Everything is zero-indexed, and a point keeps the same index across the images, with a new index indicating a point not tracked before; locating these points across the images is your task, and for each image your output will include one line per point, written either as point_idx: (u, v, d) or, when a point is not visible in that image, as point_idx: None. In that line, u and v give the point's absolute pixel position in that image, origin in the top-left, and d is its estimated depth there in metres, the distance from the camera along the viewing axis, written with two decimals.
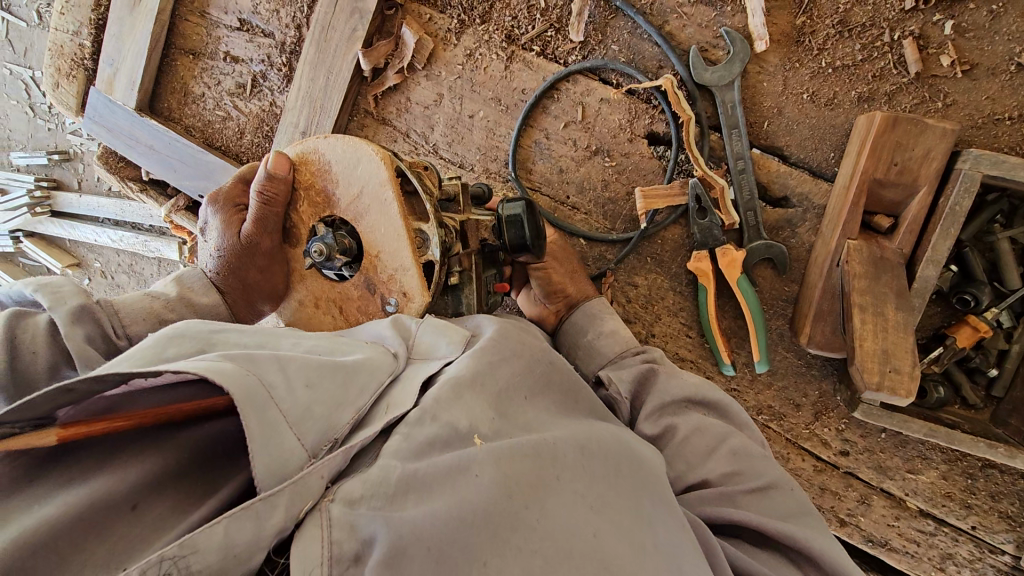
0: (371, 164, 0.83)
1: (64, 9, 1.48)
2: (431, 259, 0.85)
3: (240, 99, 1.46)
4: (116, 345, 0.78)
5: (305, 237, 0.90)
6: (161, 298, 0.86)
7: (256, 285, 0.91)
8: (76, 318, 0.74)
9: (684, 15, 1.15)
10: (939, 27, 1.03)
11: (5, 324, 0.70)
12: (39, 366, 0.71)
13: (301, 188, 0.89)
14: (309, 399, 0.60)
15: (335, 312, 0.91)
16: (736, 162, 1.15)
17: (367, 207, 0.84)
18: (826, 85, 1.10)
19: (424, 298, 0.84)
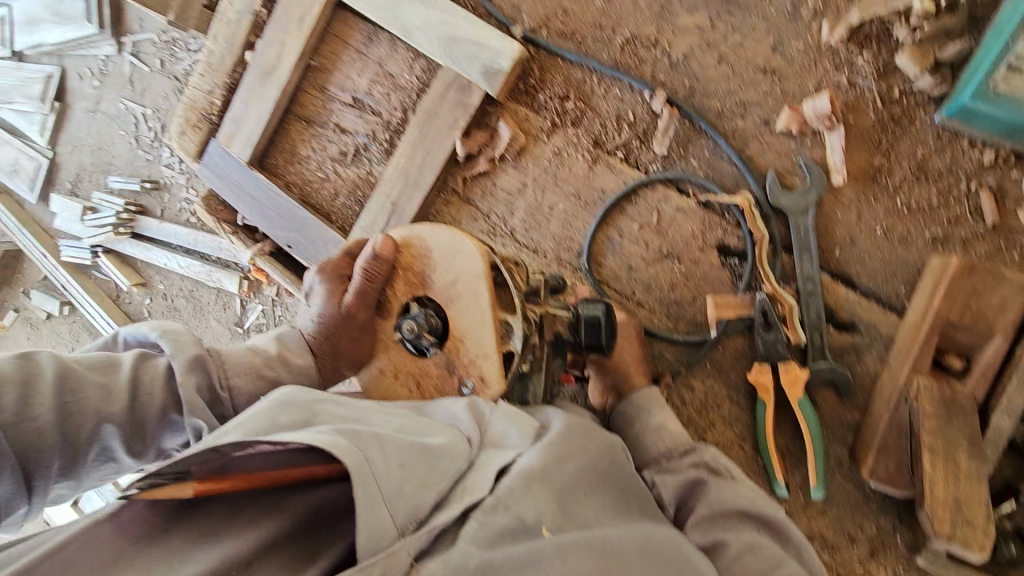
0: (470, 257, 0.91)
1: (204, 70, 1.68)
2: (512, 349, 0.92)
3: (340, 165, 1.60)
4: (218, 395, 0.84)
5: (396, 312, 0.97)
6: (263, 354, 0.92)
7: (346, 352, 0.96)
8: (190, 367, 0.81)
9: (764, 143, 1.23)
10: (1017, 184, 1.08)
11: (132, 372, 0.78)
12: (153, 407, 0.78)
13: (400, 269, 0.96)
14: (402, 479, 0.65)
15: (411, 386, 0.95)
16: (805, 283, 1.18)
17: (460, 294, 0.91)
18: (900, 223, 1.15)
19: (500, 385, 0.89)
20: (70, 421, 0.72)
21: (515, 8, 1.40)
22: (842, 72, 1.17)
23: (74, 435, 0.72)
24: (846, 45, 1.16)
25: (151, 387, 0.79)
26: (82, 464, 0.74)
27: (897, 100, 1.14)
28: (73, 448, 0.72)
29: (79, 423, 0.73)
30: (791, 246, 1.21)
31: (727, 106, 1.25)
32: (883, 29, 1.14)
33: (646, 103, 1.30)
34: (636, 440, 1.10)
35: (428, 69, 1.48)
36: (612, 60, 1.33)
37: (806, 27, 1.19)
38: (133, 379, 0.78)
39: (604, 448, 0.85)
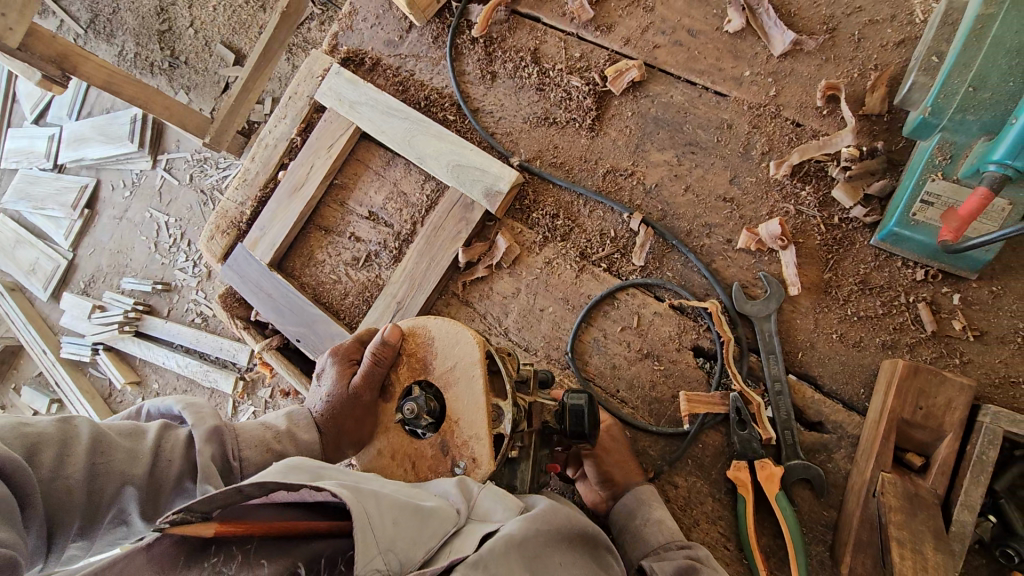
0: (467, 345, 1.02)
1: (239, 185, 1.91)
2: (502, 431, 1.00)
3: (352, 268, 1.77)
4: (229, 465, 0.96)
5: (398, 395, 1.06)
6: (273, 428, 1.05)
7: (348, 430, 1.06)
8: (208, 436, 0.94)
9: (728, 258, 1.41)
10: (948, 298, 1.25)
11: (156, 437, 0.91)
12: (169, 473, 0.89)
13: (405, 355, 1.07)
14: (394, 532, 0.74)
15: (408, 466, 1.02)
16: (774, 383, 1.30)
17: (457, 379, 1.02)
18: (852, 329, 1.29)
19: (490, 466, 0.97)
20: (98, 481, 0.83)
21: (514, 143, 1.66)
22: (789, 202, 1.38)
23: (97, 496, 0.83)
24: (791, 180, 1.38)
25: (171, 454, 0.90)
26: (97, 524, 0.85)
27: (838, 225, 1.34)
28: (94, 508, 0.83)
29: (104, 484, 0.84)
30: (757, 348, 1.35)
31: (694, 227, 1.45)
32: (819, 169, 1.37)
33: (625, 222, 1.51)
34: (637, 533, 1.17)
35: (437, 189, 1.70)
36: (596, 186, 1.56)
37: (757, 165, 1.42)
38: (156, 446, 0.90)
39: (581, 524, 0.92)
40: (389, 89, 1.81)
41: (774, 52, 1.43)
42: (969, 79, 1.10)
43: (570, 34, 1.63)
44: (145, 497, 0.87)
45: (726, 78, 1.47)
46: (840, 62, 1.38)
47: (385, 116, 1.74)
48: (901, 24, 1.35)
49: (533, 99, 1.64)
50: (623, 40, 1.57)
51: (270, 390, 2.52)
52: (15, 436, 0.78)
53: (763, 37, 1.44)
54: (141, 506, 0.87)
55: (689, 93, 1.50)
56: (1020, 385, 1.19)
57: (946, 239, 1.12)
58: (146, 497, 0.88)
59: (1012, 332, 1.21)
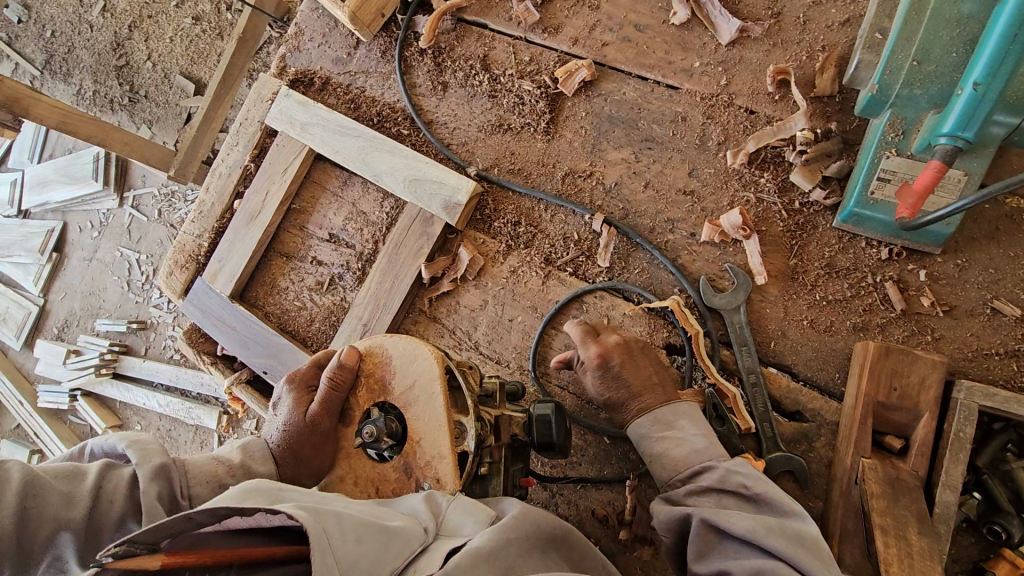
0: (425, 362, 0.98)
1: (195, 218, 1.86)
2: (466, 449, 0.96)
3: (316, 293, 1.73)
4: (178, 504, 0.91)
5: (359, 419, 1.02)
6: (226, 463, 1.01)
7: (307, 459, 1.01)
8: (154, 474, 0.90)
9: (693, 252, 1.39)
10: (914, 274, 1.23)
11: (95, 479, 0.88)
12: (110, 515, 0.87)
13: (363, 376, 1.03)
14: (356, 551, 0.70)
15: (371, 491, 0.98)
16: (748, 375, 1.28)
17: (417, 397, 0.97)
18: (823, 313, 1.27)
19: (454, 486, 0.92)
20: (28, 527, 0.80)
21: (471, 153, 1.63)
22: (749, 191, 1.36)
23: (30, 541, 0.81)
24: (748, 168, 1.36)
25: (111, 493, 0.88)
26: (30, 572, 0.82)
27: (799, 211, 1.32)
28: (25, 556, 0.80)
29: (37, 530, 0.81)
30: (729, 341, 1.33)
31: (657, 223, 1.43)
32: (776, 154, 1.35)
33: (587, 224, 1.48)
34: None
35: (396, 206, 1.67)
36: (555, 190, 1.53)
37: (714, 156, 1.40)
38: (97, 487, 0.87)
39: (556, 525, 0.88)
40: (340, 107, 1.77)
41: (722, 41, 1.42)
42: (913, 53, 1.09)
43: (519, 38, 1.60)
44: (80, 541, 0.84)
45: (677, 70, 1.45)
46: (788, 46, 1.37)
47: (337, 135, 1.71)
48: (844, 3, 1.34)
49: (486, 107, 1.61)
50: (571, 40, 1.55)
51: (252, 423, 2.46)
52: None
53: (709, 26, 1.43)
54: (78, 552, 0.84)
55: (641, 89, 1.48)
56: (994, 356, 1.18)
57: (902, 217, 1.11)
58: (83, 541, 0.85)
59: (980, 304, 1.20)
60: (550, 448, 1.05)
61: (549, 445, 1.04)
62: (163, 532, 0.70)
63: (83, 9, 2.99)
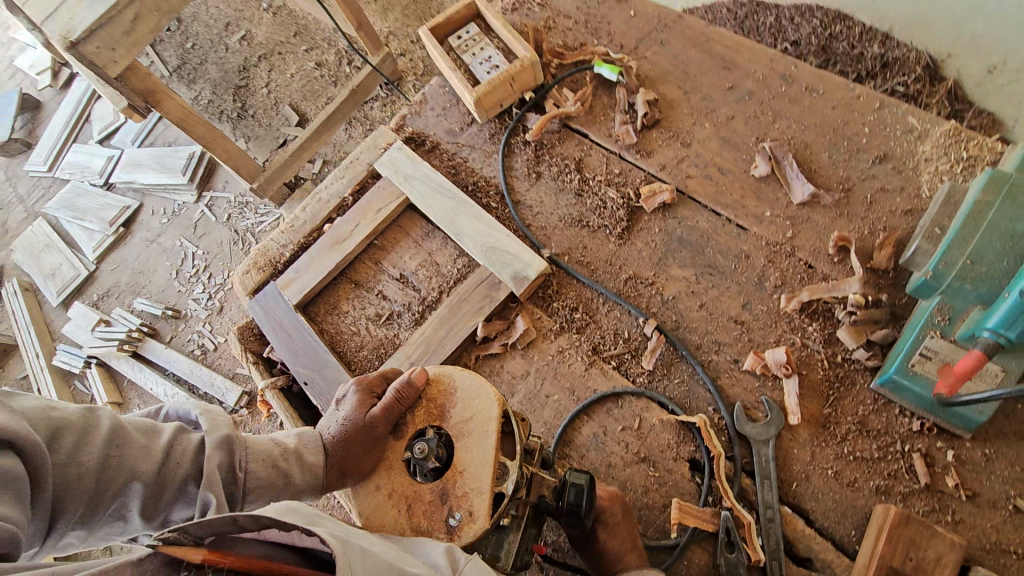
0: (487, 401, 1.05)
1: (284, 229, 2.05)
2: (503, 491, 1.00)
3: (373, 323, 1.85)
4: (235, 475, 1.01)
5: (411, 436, 1.08)
6: (282, 447, 1.08)
7: (354, 459, 1.06)
8: (220, 443, 1.01)
9: (733, 377, 1.48)
10: (942, 452, 1.29)
11: (169, 439, 0.98)
12: (176, 474, 0.96)
13: (426, 399, 1.10)
14: None
15: (403, 508, 1.02)
16: (766, 510, 1.32)
17: (471, 431, 1.04)
18: (847, 468, 1.33)
19: (484, 522, 0.97)
20: (107, 472, 0.90)
21: (548, 237, 1.80)
22: (796, 335, 1.47)
23: (104, 488, 0.90)
24: (799, 315, 1.49)
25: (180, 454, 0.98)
26: (98, 516, 0.91)
27: (840, 365, 1.42)
28: (98, 500, 0.89)
29: (111, 479, 0.90)
30: (753, 471, 1.38)
31: (704, 342, 1.54)
32: (827, 309, 1.47)
33: (639, 326, 1.60)
34: None
35: (468, 265, 1.82)
36: (616, 289, 1.67)
37: (769, 296, 1.53)
38: (169, 447, 0.97)
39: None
40: (443, 169, 2.00)
41: (794, 200, 1.61)
42: (968, 253, 1.23)
43: (613, 152, 1.85)
44: (148, 495, 0.94)
45: (748, 213, 1.64)
46: (852, 218, 1.55)
47: (435, 192, 1.91)
48: (908, 196, 1.53)
49: (571, 202, 1.82)
50: (659, 165, 1.78)
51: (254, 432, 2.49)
52: (44, 417, 0.86)
53: (785, 185, 1.63)
54: (142, 506, 0.94)
55: (713, 222, 1.66)
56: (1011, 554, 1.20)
57: (941, 392, 1.21)
58: (151, 495, 0.94)
59: (1003, 499, 1.24)
60: (575, 519, 1.09)
61: (577, 517, 1.08)
62: (208, 527, 0.76)
63: (228, 35, 3.45)
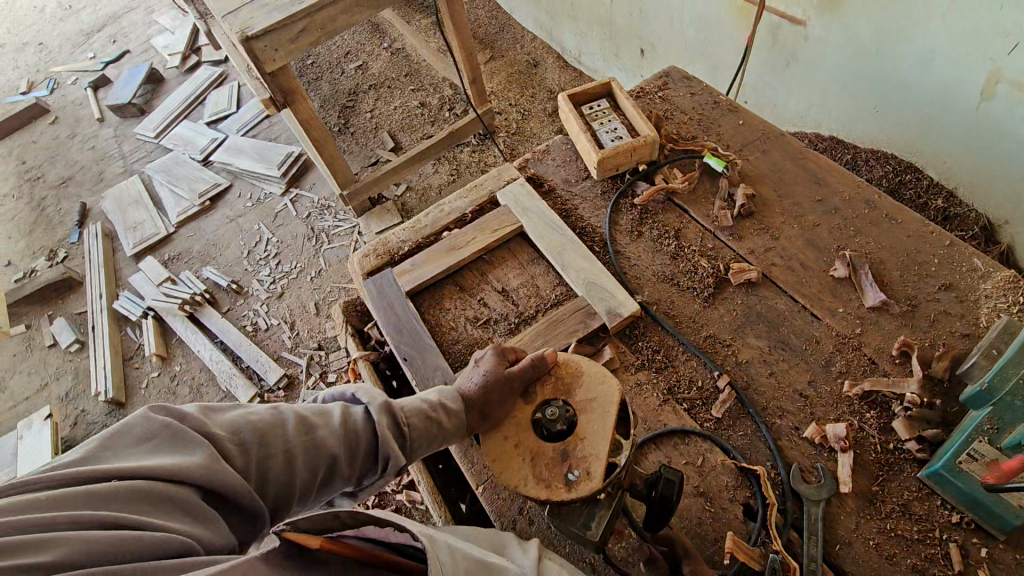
0: (610, 388, 1.25)
1: (408, 229, 2.35)
2: (616, 461, 1.17)
3: (471, 325, 2.08)
4: (400, 430, 1.28)
5: (538, 403, 1.28)
6: (429, 401, 1.34)
7: (492, 410, 1.27)
8: (381, 409, 1.29)
9: (792, 441, 1.66)
10: (977, 548, 1.43)
11: (342, 415, 1.26)
12: (361, 443, 1.25)
13: (554, 376, 1.31)
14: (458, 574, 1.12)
15: (527, 458, 1.19)
16: (810, 561, 1.46)
17: (593, 408, 1.23)
18: (888, 543, 1.48)
19: (599, 482, 1.13)
20: (309, 452, 1.18)
21: (641, 286, 2.04)
22: (854, 417, 1.66)
23: (312, 464, 1.18)
24: (859, 400, 1.68)
25: (357, 426, 1.26)
26: (313, 487, 1.20)
27: (891, 451, 1.59)
28: (311, 474, 1.18)
29: (313, 457, 1.19)
30: (801, 526, 1.53)
31: (770, 405, 1.73)
32: (885, 402, 1.67)
33: (713, 379, 1.80)
34: None
35: (566, 294, 2.07)
36: (696, 342, 1.89)
37: (834, 379, 1.74)
38: (344, 421, 1.25)
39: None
40: (556, 210, 2.30)
41: (866, 303, 1.84)
42: (1022, 372, 1.41)
43: (710, 230, 2.13)
44: (350, 460, 1.23)
45: (822, 306, 1.87)
46: (917, 330, 1.76)
47: (548, 226, 2.20)
48: (968, 322, 1.75)
49: (666, 262, 2.08)
50: (749, 249, 2.04)
51: None
52: (250, 422, 1.15)
53: (859, 289, 1.87)
54: (341, 471, 1.22)
55: (791, 306, 1.90)
56: None
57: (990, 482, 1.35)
58: (352, 460, 1.24)
59: None
60: (658, 511, 1.18)
61: (660, 510, 1.17)
62: (319, 523, 1.16)
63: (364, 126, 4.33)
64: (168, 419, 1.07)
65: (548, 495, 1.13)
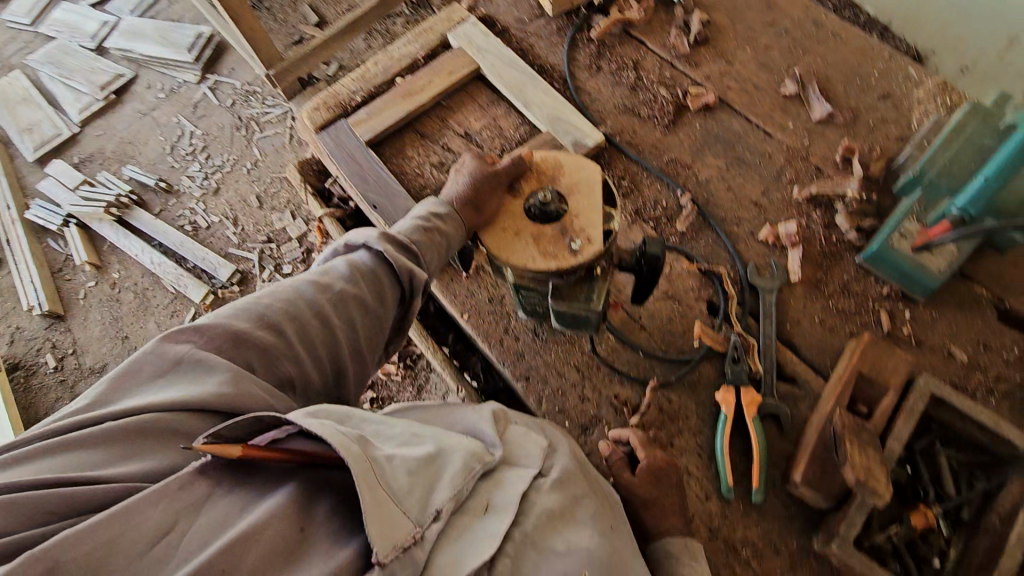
0: (590, 169, 1.31)
1: (356, 79, 2.22)
2: (612, 228, 1.27)
3: (436, 170, 2.05)
4: (412, 252, 1.34)
5: (525, 195, 1.32)
6: (421, 216, 1.38)
7: (484, 209, 1.31)
8: (384, 240, 1.32)
9: (748, 245, 1.81)
10: (903, 313, 1.67)
11: (350, 262, 1.30)
12: (384, 279, 1.31)
13: (534, 170, 1.34)
14: (408, 482, 1.00)
15: (529, 240, 1.24)
16: (766, 340, 1.66)
17: (580, 189, 1.28)
18: (831, 318, 1.69)
19: (602, 246, 1.21)
20: (339, 306, 1.24)
21: (603, 118, 2.05)
22: (803, 218, 1.81)
23: (347, 313, 1.25)
24: (807, 203, 1.83)
25: (370, 263, 1.31)
26: (363, 332, 1.28)
27: (834, 243, 1.77)
28: (352, 320, 1.26)
29: (345, 309, 1.25)
30: (757, 314, 1.72)
31: (729, 216, 1.85)
32: (830, 202, 1.82)
33: (677, 198, 1.89)
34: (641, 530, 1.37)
35: (530, 132, 2.06)
36: (659, 167, 1.95)
37: (785, 187, 1.87)
38: (352, 265, 1.29)
39: (575, 468, 1.21)
40: (511, 49, 2.22)
41: (813, 116, 1.94)
42: (949, 154, 1.58)
43: (667, 58, 2.12)
44: (385, 297, 1.31)
45: (774, 123, 1.95)
46: (858, 136, 1.89)
47: (505, 65, 2.13)
48: (903, 126, 1.89)
49: (625, 94, 2.09)
50: (705, 75, 2.07)
51: None
52: (265, 302, 1.18)
53: (807, 104, 1.96)
54: (378, 307, 1.30)
55: (745, 126, 1.97)
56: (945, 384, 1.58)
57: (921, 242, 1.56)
58: (387, 296, 1.31)
59: (942, 347, 1.62)
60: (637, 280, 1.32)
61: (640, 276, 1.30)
62: (237, 429, 0.96)
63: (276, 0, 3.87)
64: (180, 348, 1.08)
65: (559, 266, 1.19)
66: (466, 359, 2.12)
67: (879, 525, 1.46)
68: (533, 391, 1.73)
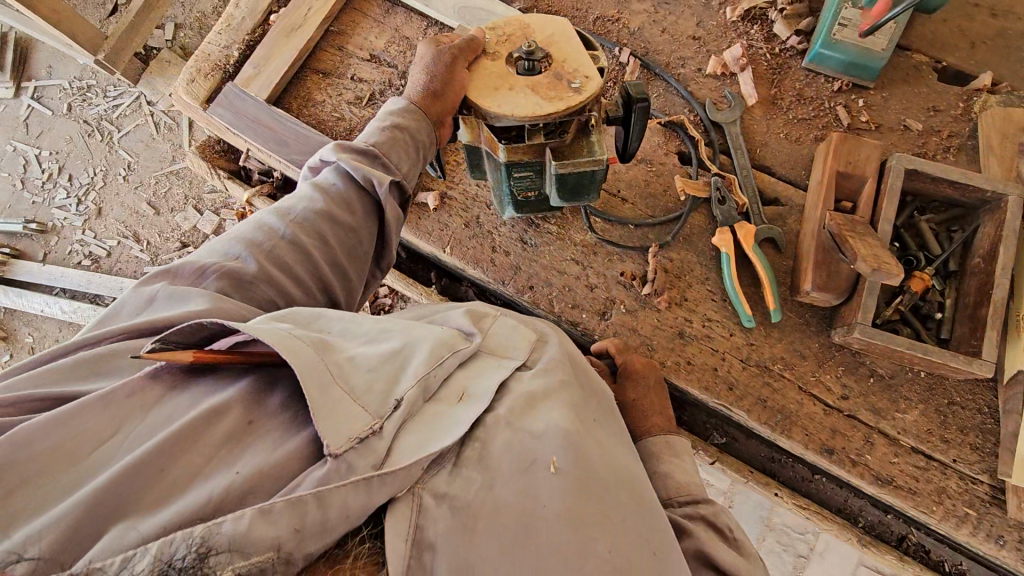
0: (559, 20, 1.23)
1: (223, 31, 1.90)
2: (603, 64, 1.20)
3: (356, 107, 1.84)
4: (374, 156, 1.25)
5: (503, 59, 1.22)
6: (380, 121, 1.31)
7: (465, 81, 1.20)
8: (342, 152, 1.24)
9: (698, 82, 1.77)
10: (856, 103, 1.71)
11: (313, 184, 1.21)
12: (349, 192, 1.21)
13: (503, 34, 1.24)
14: (371, 375, 0.86)
15: (528, 91, 1.15)
16: (742, 171, 1.67)
17: (558, 38, 1.20)
18: (794, 129, 1.71)
19: (601, 81, 1.16)
20: (301, 226, 1.14)
21: None
22: (742, 38, 1.77)
23: (314, 232, 1.14)
24: (742, 22, 1.78)
25: (334, 180, 1.21)
26: (335, 251, 1.16)
27: (778, 55, 1.75)
28: (321, 239, 1.15)
29: (310, 227, 1.14)
30: (727, 149, 1.72)
31: (671, 59, 1.79)
32: (762, 13, 1.78)
33: (615, 56, 1.80)
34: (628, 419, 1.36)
35: (442, 34, 1.86)
36: (587, 29, 1.83)
37: (716, 12, 1.81)
38: (316, 186, 1.20)
39: (567, 359, 1.08)
40: None
41: None
42: None
43: None
44: (353, 209, 1.20)
45: None
46: None
47: None
48: None
49: None
50: None
51: None
52: (229, 237, 1.11)
53: None
54: (345, 222, 1.19)
55: None
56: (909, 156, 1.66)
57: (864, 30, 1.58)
58: (354, 208, 1.21)
59: (897, 124, 1.69)
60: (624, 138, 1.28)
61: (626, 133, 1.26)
62: (185, 335, 0.85)
63: None
64: (156, 286, 1.01)
65: (568, 106, 1.13)
66: (456, 290, 2.00)
67: (885, 300, 1.58)
68: (541, 297, 1.69)
